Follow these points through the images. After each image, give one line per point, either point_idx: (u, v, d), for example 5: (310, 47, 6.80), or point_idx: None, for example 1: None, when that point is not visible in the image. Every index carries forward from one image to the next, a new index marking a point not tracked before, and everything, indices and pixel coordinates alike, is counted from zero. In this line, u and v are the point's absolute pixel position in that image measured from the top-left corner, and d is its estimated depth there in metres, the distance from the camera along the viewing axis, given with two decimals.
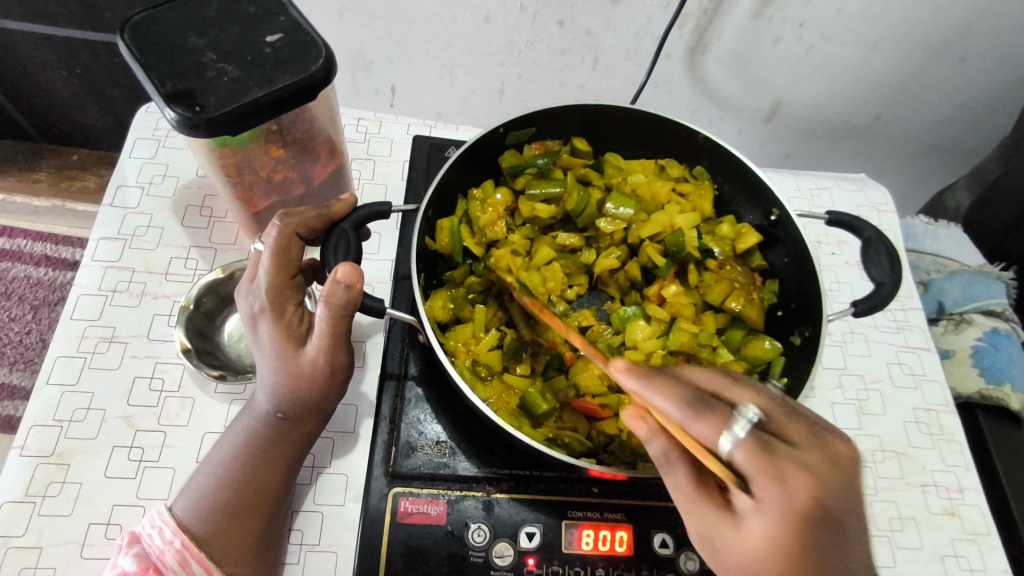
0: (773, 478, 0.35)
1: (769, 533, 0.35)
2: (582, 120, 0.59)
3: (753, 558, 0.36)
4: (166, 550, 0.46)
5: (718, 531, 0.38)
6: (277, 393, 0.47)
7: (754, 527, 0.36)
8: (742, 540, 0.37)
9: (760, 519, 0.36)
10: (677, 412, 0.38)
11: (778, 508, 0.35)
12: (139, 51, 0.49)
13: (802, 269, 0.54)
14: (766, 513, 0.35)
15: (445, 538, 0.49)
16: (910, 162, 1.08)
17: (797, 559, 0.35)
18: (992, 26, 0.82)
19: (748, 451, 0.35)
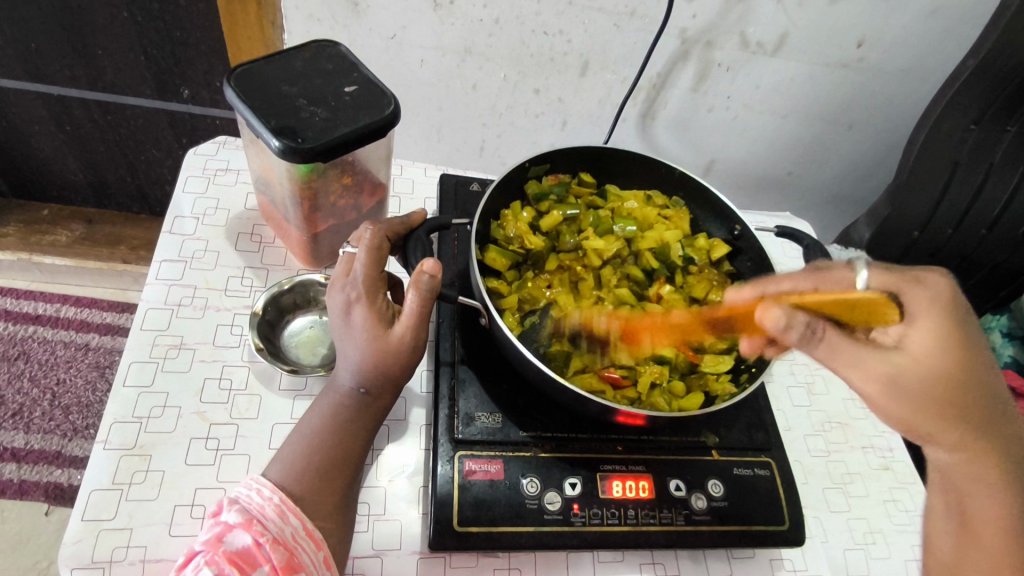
0: (913, 297, 0.53)
1: (919, 350, 0.51)
2: (587, 159, 0.76)
3: (916, 365, 0.51)
4: (266, 505, 0.52)
5: (891, 360, 0.50)
6: (363, 370, 0.56)
7: (913, 342, 0.52)
8: (907, 354, 0.51)
9: (914, 341, 0.52)
10: (808, 282, 0.57)
11: (936, 304, 0.53)
12: (244, 96, 0.60)
13: (763, 270, 0.71)
14: (923, 320, 0.52)
15: (504, 490, 0.59)
16: (818, 210, 1.31)
17: (962, 336, 0.51)
18: (870, 103, 1.06)
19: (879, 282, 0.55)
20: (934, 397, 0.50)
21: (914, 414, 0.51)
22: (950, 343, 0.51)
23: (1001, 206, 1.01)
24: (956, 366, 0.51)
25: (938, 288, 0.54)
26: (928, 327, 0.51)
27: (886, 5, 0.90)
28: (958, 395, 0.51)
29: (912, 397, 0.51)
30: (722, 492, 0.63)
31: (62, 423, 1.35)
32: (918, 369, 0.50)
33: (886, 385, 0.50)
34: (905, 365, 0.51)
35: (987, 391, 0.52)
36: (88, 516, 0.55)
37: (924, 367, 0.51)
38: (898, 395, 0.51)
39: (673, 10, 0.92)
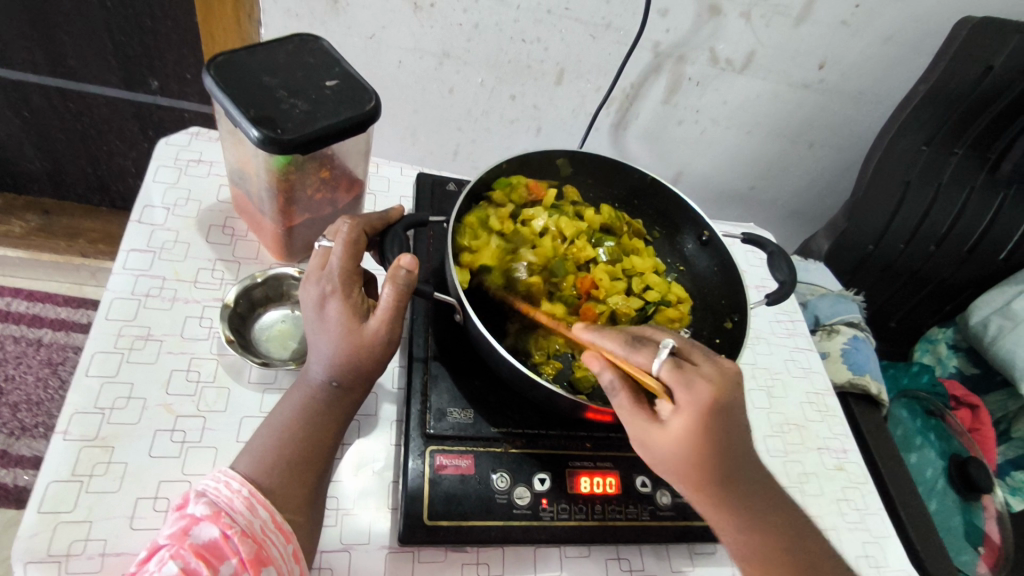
0: (687, 386, 0.50)
1: (691, 419, 0.50)
2: (567, 163, 0.80)
3: (677, 444, 0.52)
4: (234, 497, 0.51)
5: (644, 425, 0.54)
6: (336, 362, 0.56)
7: (676, 422, 0.51)
8: (664, 438, 0.52)
9: (685, 414, 0.51)
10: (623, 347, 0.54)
11: (696, 404, 0.50)
12: (224, 85, 0.59)
13: (733, 288, 0.75)
14: (686, 409, 0.50)
15: (474, 485, 0.60)
16: (779, 224, 1.35)
17: (704, 443, 0.51)
18: (830, 123, 1.10)
19: (672, 369, 0.51)
20: (672, 467, 0.53)
21: (671, 466, 0.54)
22: (714, 423, 0.50)
23: (948, 223, 1.07)
24: (691, 452, 0.52)
25: (703, 385, 0.50)
26: (691, 417, 0.50)
27: (847, 29, 0.95)
28: (707, 460, 0.52)
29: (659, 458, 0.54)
30: (687, 489, 0.65)
31: (9, 421, 1.29)
32: (665, 441, 0.52)
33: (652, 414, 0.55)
34: (654, 435, 0.53)
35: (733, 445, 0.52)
36: (45, 508, 0.54)
37: (704, 427, 0.50)
38: (655, 449, 0.54)
39: (646, 23, 0.95)
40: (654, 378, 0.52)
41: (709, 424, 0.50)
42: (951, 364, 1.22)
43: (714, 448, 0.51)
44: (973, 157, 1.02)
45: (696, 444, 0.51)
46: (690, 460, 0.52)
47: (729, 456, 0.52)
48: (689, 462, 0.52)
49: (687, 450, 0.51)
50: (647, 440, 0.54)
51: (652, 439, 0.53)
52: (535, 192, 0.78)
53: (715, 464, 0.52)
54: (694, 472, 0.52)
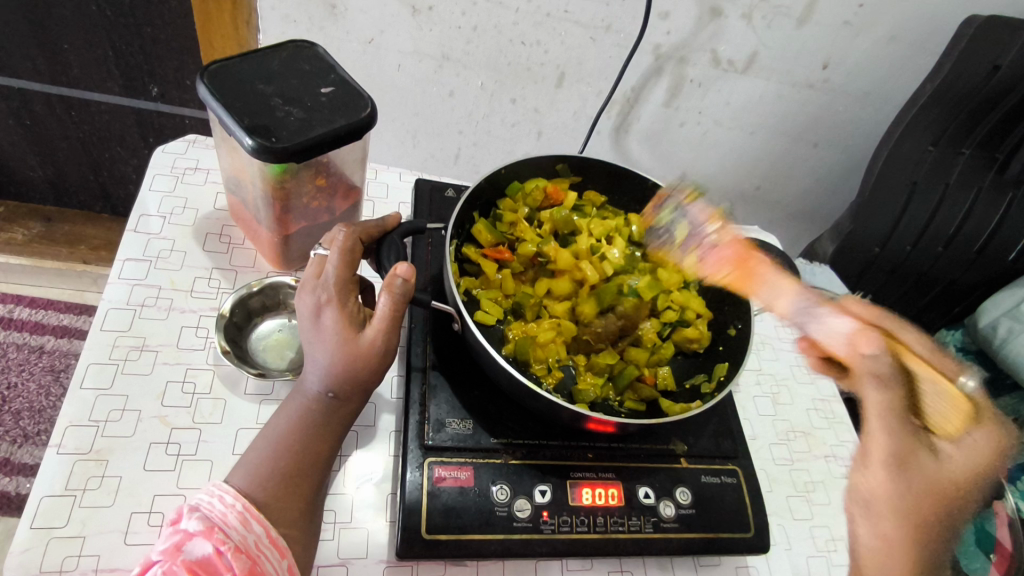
0: (983, 428, 0.48)
1: (972, 464, 0.48)
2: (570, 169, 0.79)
3: (948, 479, 0.48)
4: (228, 512, 0.50)
5: (913, 453, 0.48)
6: (331, 373, 0.55)
7: (955, 457, 0.48)
8: (941, 467, 0.48)
9: (965, 451, 0.48)
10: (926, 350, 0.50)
11: (989, 449, 0.47)
12: (218, 93, 0.59)
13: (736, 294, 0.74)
14: (976, 448, 0.48)
15: (473, 497, 0.59)
16: (784, 227, 1.33)
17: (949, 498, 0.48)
18: (835, 124, 1.09)
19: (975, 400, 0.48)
20: (899, 508, 0.49)
21: (888, 500, 0.49)
22: (982, 479, 0.48)
23: (956, 224, 1.05)
24: (961, 494, 0.48)
25: (985, 435, 0.47)
26: (973, 464, 0.48)
27: (850, 30, 0.93)
28: (941, 507, 0.48)
29: (904, 494, 0.49)
30: (690, 500, 0.64)
31: (12, 429, 1.29)
32: (935, 476, 0.48)
33: (895, 465, 0.48)
34: (925, 466, 0.48)
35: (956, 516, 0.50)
36: (38, 524, 0.53)
37: (981, 471, 0.48)
38: (896, 480, 0.48)
39: (647, 26, 0.94)
40: (952, 395, 0.48)
41: (989, 472, 0.48)
42: None
43: (965, 495, 0.49)
44: (980, 157, 1.00)
45: (972, 483, 0.48)
46: (937, 496, 0.48)
47: (961, 505, 0.49)
48: (945, 498, 0.48)
49: (956, 487, 0.48)
50: (909, 456, 0.48)
51: (912, 459, 0.48)
52: (553, 196, 0.77)
53: (952, 507, 0.48)
54: (935, 512, 0.48)
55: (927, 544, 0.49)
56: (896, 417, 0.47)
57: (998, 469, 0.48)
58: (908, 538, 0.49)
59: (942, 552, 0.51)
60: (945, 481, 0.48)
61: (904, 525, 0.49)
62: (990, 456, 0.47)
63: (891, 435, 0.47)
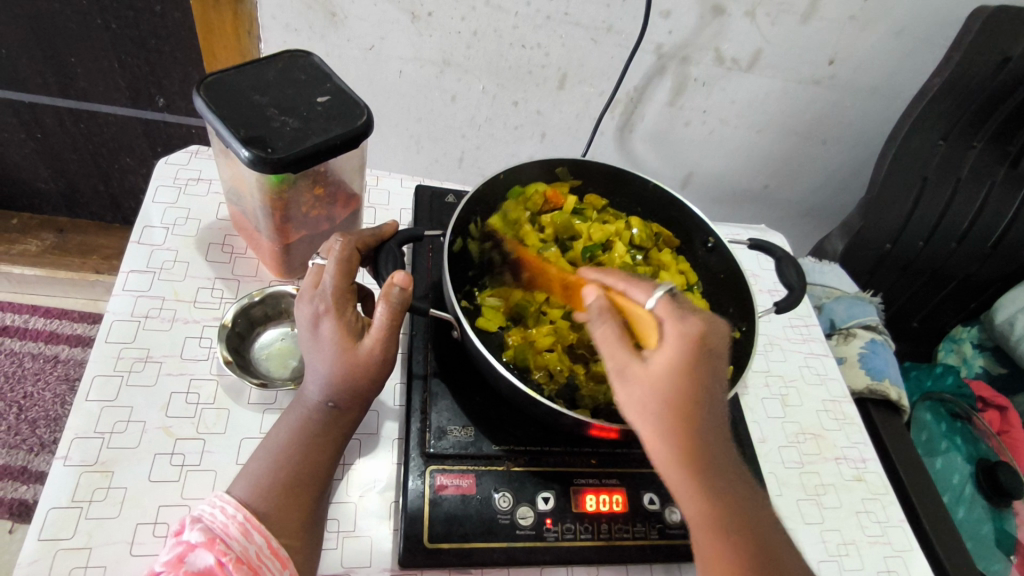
0: (679, 318, 0.48)
1: (675, 352, 0.46)
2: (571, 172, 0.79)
3: (662, 377, 0.46)
4: (229, 523, 0.50)
5: (628, 366, 0.47)
6: (331, 383, 0.55)
7: (660, 356, 0.47)
8: (651, 370, 0.47)
9: (668, 346, 0.47)
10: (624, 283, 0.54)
11: (687, 333, 0.47)
12: (214, 105, 0.59)
13: (740, 294, 0.73)
14: (673, 339, 0.47)
15: (476, 505, 0.58)
16: (793, 224, 1.31)
17: (685, 384, 0.46)
18: (843, 119, 1.07)
19: (665, 301, 0.49)
20: (651, 422, 0.46)
21: (637, 420, 0.47)
22: (696, 367, 0.46)
23: (969, 220, 1.04)
24: (687, 389, 0.46)
25: (687, 322, 0.48)
26: (674, 352, 0.46)
27: (856, 24, 0.92)
28: (683, 407, 0.46)
29: (640, 409, 0.47)
30: None
31: (28, 438, 1.31)
32: (652, 377, 0.46)
33: (620, 381, 0.48)
34: (637, 373, 0.47)
35: (713, 416, 0.47)
36: (45, 536, 0.53)
37: (688, 364, 0.46)
38: (630, 397, 0.47)
39: (648, 25, 0.93)
40: (645, 310, 0.50)
41: (697, 361, 0.46)
42: (977, 364, 1.19)
43: (699, 392, 0.46)
44: (992, 150, 0.98)
45: (685, 375, 0.46)
46: (672, 399, 0.46)
47: (708, 407, 0.46)
48: (677, 398, 0.46)
49: (675, 378, 0.46)
50: (625, 371, 0.47)
51: (634, 365, 0.47)
52: (554, 200, 0.77)
53: (690, 408, 0.46)
54: (678, 415, 0.46)
55: (693, 455, 0.46)
56: (614, 343, 0.48)
57: (711, 355, 0.47)
58: (677, 455, 0.46)
59: (722, 464, 0.47)
60: (662, 378, 0.46)
61: (663, 441, 0.46)
62: (692, 339, 0.47)
63: (613, 354, 0.48)
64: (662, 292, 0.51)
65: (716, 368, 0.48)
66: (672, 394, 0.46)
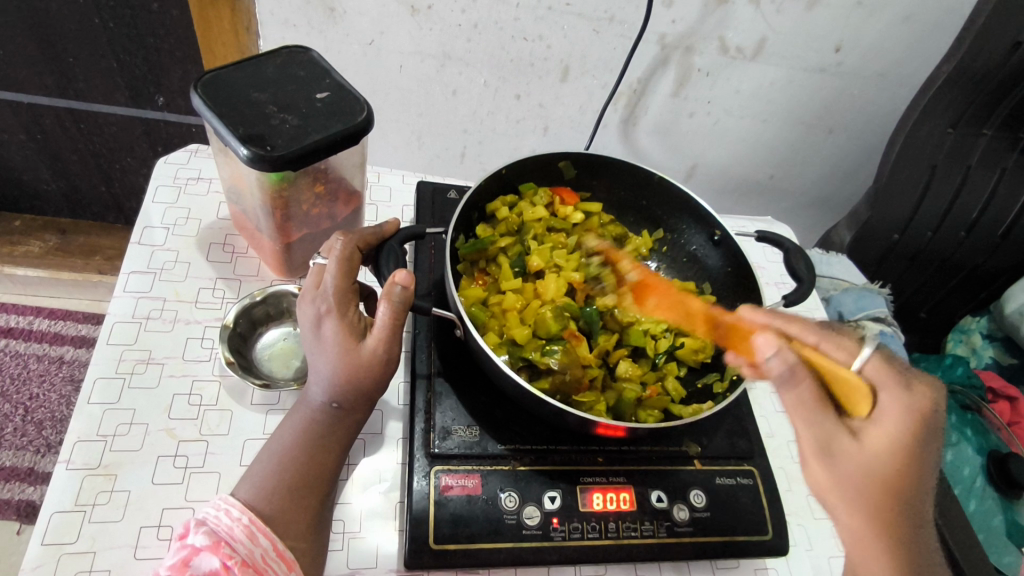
0: (903, 388, 0.48)
1: (902, 427, 0.46)
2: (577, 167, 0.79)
3: (878, 456, 0.46)
4: (234, 526, 0.50)
5: (838, 436, 0.47)
6: (334, 384, 0.54)
7: (876, 433, 0.47)
8: (866, 448, 0.46)
9: (886, 420, 0.47)
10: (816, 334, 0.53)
11: (911, 406, 0.47)
12: (212, 102, 0.58)
13: (748, 288, 0.72)
14: (898, 412, 0.47)
15: (481, 505, 0.58)
16: (799, 216, 1.30)
17: (907, 459, 0.46)
18: (850, 108, 1.05)
19: (879, 364, 0.49)
20: (866, 499, 0.46)
21: (833, 492, 0.48)
22: (919, 442, 0.46)
23: (979, 208, 1.02)
24: (906, 468, 0.46)
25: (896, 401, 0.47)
26: (902, 426, 0.46)
27: (863, 10, 0.90)
28: (899, 487, 0.46)
29: (845, 484, 0.47)
30: (705, 502, 0.62)
31: (35, 439, 1.31)
32: (868, 454, 0.46)
33: (822, 452, 0.47)
34: (846, 447, 0.47)
35: (919, 496, 0.47)
36: (49, 540, 0.53)
37: (912, 440, 0.46)
38: (833, 471, 0.47)
39: (651, 15, 0.91)
40: (853, 372, 0.49)
41: (920, 444, 0.47)
42: (986, 354, 1.17)
43: (914, 472, 0.47)
44: (1002, 137, 0.96)
45: (905, 452, 0.46)
46: (887, 477, 0.46)
47: (917, 489, 0.47)
48: (897, 479, 0.46)
49: (897, 458, 0.46)
50: (830, 443, 0.47)
51: (842, 438, 0.47)
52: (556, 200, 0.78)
53: (907, 486, 0.47)
54: (887, 501, 0.46)
55: (897, 533, 0.47)
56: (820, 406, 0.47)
57: (934, 424, 0.47)
58: (888, 540, 0.47)
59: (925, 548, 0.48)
60: (877, 458, 0.46)
61: (866, 514, 0.47)
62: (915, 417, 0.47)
63: (816, 431, 0.47)
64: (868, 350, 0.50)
65: (931, 440, 0.48)
66: (883, 472, 0.46)
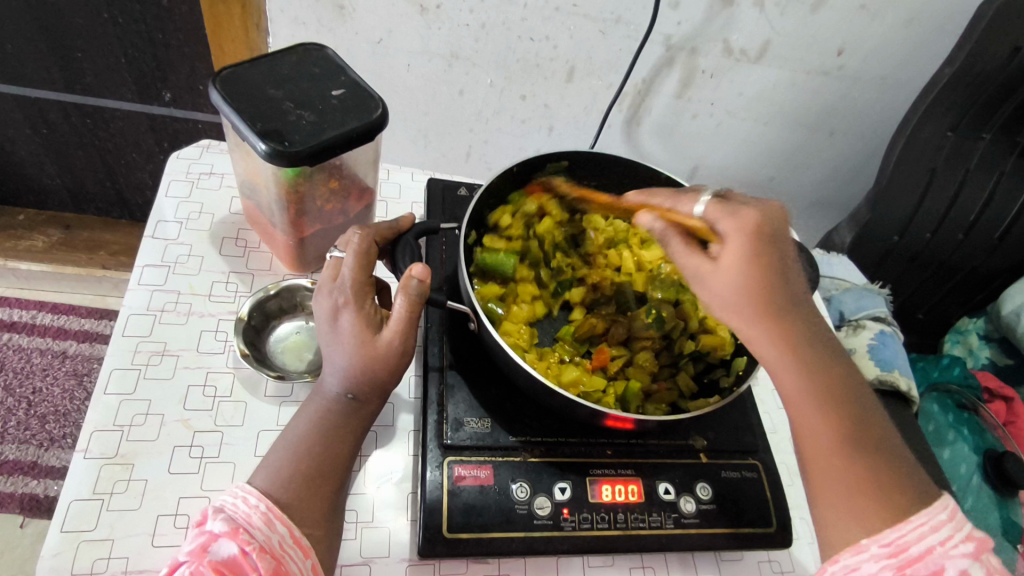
0: (732, 216, 0.52)
1: (738, 244, 0.50)
2: (586, 164, 0.79)
3: (730, 274, 0.51)
4: (252, 513, 0.51)
5: (697, 263, 0.52)
6: (350, 375, 0.55)
7: (727, 254, 0.51)
8: (721, 268, 0.51)
9: (732, 241, 0.51)
10: (671, 200, 0.58)
11: (740, 225, 0.51)
12: (231, 98, 0.59)
13: None
14: (733, 234, 0.51)
15: (494, 495, 0.59)
16: (799, 216, 1.32)
17: (761, 272, 0.50)
18: (851, 110, 1.07)
19: (715, 205, 0.54)
20: (744, 311, 0.51)
21: (734, 311, 0.52)
22: (761, 258, 0.50)
23: (978, 210, 1.04)
24: (756, 278, 0.50)
25: (737, 220, 0.51)
26: (737, 245, 0.50)
27: (865, 14, 0.92)
28: (774, 297, 0.51)
29: (722, 301, 0.52)
30: (711, 495, 0.64)
31: (38, 433, 1.31)
32: (723, 276, 0.51)
33: (693, 278, 0.53)
34: (706, 269, 0.52)
35: (801, 306, 0.52)
36: (68, 527, 0.54)
37: (756, 258, 0.50)
38: (706, 288, 0.53)
39: (657, 17, 0.92)
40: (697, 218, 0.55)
41: (760, 258, 0.50)
42: (983, 355, 1.19)
43: (770, 282, 0.50)
44: (1001, 140, 0.98)
45: (754, 265, 0.50)
46: (751, 289, 0.50)
47: (795, 296, 0.52)
48: (761, 290, 0.50)
49: (751, 270, 0.50)
50: (703, 267, 0.52)
51: (751, 264, 0.50)
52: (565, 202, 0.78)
53: (785, 289, 0.51)
54: (765, 308, 0.51)
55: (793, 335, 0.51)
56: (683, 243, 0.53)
57: (770, 241, 0.51)
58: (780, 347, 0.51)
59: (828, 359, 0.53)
60: (741, 274, 0.50)
61: (746, 315, 0.51)
62: (749, 241, 0.50)
63: (745, 268, 0.50)
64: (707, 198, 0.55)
65: (779, 252, 0.51)
66: (752, 281, 0.50)
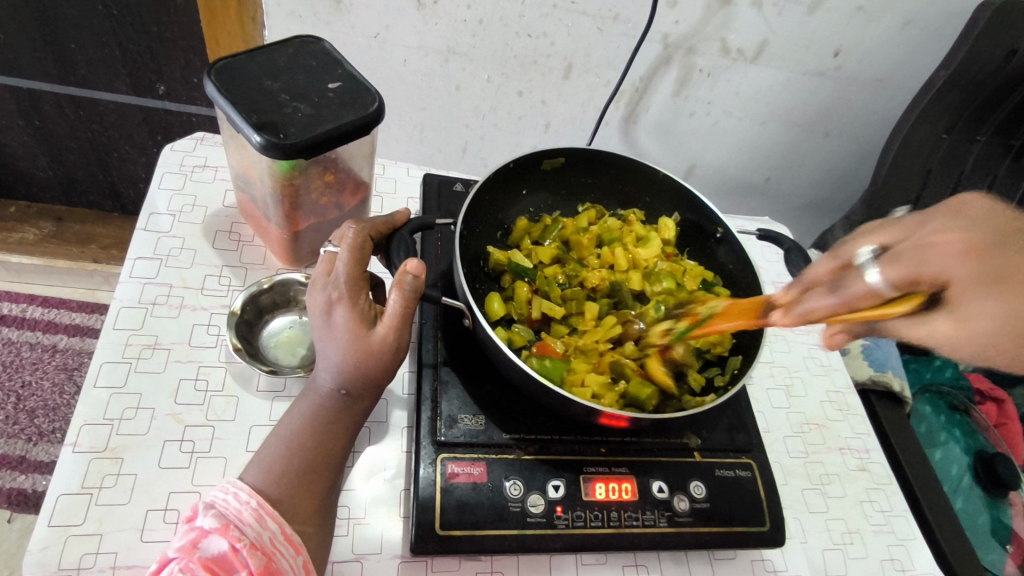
0: (937, 260, 0.41)
1: (982, 286, 0.40)
2: (585, 162, 0.80)
3: (998, 324, 0.41)
4: (243, 509, 0.50)
5: (935, 332, 0.43)
6: (343, 371, 0.55)
7: (972, 307, 0.41)
8: (969, 324, 0.42)
9: (972, 291, 0.41)
10: (835, 293, 0.44)
11: (976, 263, 0.40)
12: (226, 89, 0.59)
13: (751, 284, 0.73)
14: (974, 280, 0.40)
15: (487, 492, 0.58)
16: (794, 217, 1.32)
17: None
18: (847, 112, 1.07)
19: (894, 265, 0.42)
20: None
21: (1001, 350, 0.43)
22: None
23: None
24: None
25: (938, 232, 0.43)
26: (987, 282, 0.40)
27: (863, 16, 0.92)
28: None
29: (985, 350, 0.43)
30: (705, 493, 0.64)
31: (27, 427, 1.30)
32: (980, 332, 0.42)
33: (974, 346, 0.42)
34: (948, 331, 0.43)
35: None
36: (55, 522, 0.53)
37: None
38: (976, 342, 0.42)
39: (655, 15, 0.92)
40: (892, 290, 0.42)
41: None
42: None
43: None
44: (995, 144, 0.98)
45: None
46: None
47: None
48: None
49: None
50: (966, 334, 0.42)
51: (1001, 263, 0.40)
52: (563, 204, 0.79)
53: None
54: None
55: None
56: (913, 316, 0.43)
57: (992, 228, 0.43)
58: None
59: None
60: (1019, 317, 0.41)
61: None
62: (971, 250, 0.41)
63: (1003, 272, 0.40)
64: (876, 261, 0.43)
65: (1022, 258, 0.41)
66: None
